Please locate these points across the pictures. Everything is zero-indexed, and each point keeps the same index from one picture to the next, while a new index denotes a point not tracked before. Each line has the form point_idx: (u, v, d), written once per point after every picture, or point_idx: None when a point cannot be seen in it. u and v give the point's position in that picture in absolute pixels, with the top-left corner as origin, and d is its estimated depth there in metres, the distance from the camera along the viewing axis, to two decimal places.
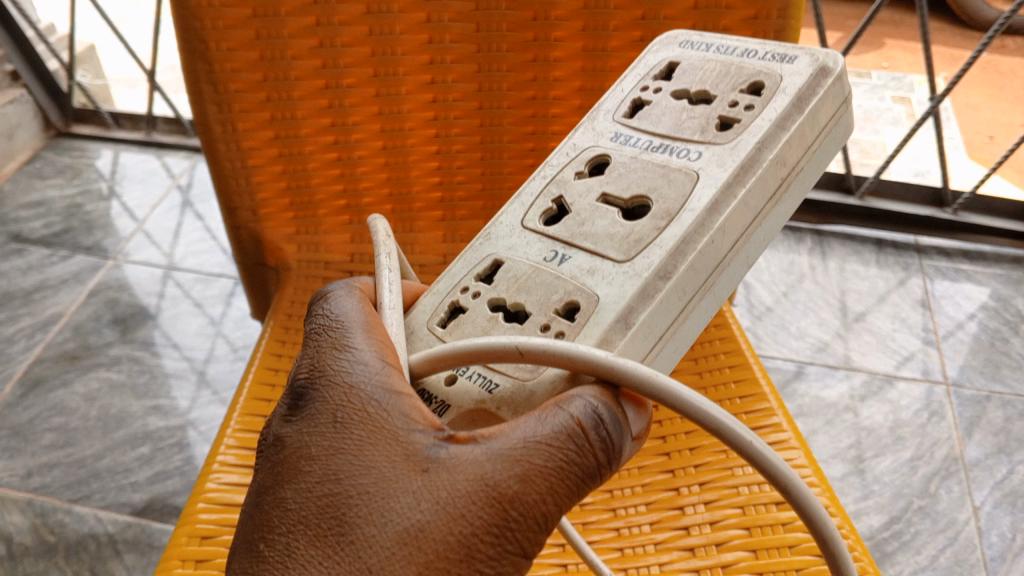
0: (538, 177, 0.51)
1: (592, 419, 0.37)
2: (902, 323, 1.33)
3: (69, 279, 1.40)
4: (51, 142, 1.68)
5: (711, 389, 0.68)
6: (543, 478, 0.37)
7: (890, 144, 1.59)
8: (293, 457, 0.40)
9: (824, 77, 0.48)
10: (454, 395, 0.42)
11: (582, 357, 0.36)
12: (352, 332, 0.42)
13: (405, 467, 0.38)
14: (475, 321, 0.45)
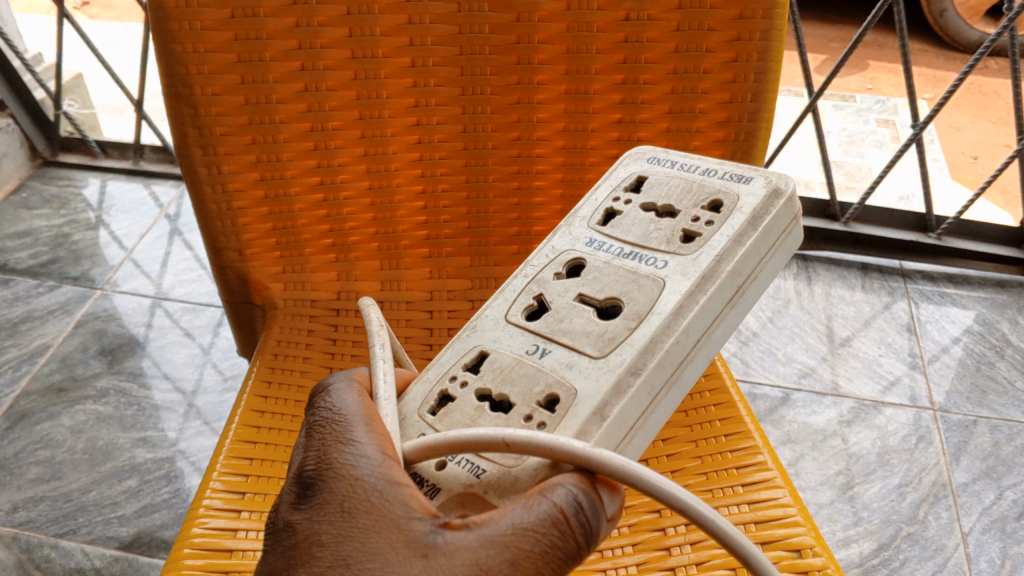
0: (519, 277, 0.51)
1: (574, 506, 0.38)
2: (888, 348, 1.33)
3: (56, 310, 1.39)
4: (38, 171, 1.67)
5: (696, 428, 0.68)
6: (532, 562, 0.37)
7: (875, 167, 1.57)
8: (300, 547, 0.39)
9: (777, 198, 0.50)
10: (444, 478, 0.42)
11: (564, 448, 0.37)
12: (353, 422, 0.42)
13: (407, 554, 0.37)
14: (463, 409, 0.45)
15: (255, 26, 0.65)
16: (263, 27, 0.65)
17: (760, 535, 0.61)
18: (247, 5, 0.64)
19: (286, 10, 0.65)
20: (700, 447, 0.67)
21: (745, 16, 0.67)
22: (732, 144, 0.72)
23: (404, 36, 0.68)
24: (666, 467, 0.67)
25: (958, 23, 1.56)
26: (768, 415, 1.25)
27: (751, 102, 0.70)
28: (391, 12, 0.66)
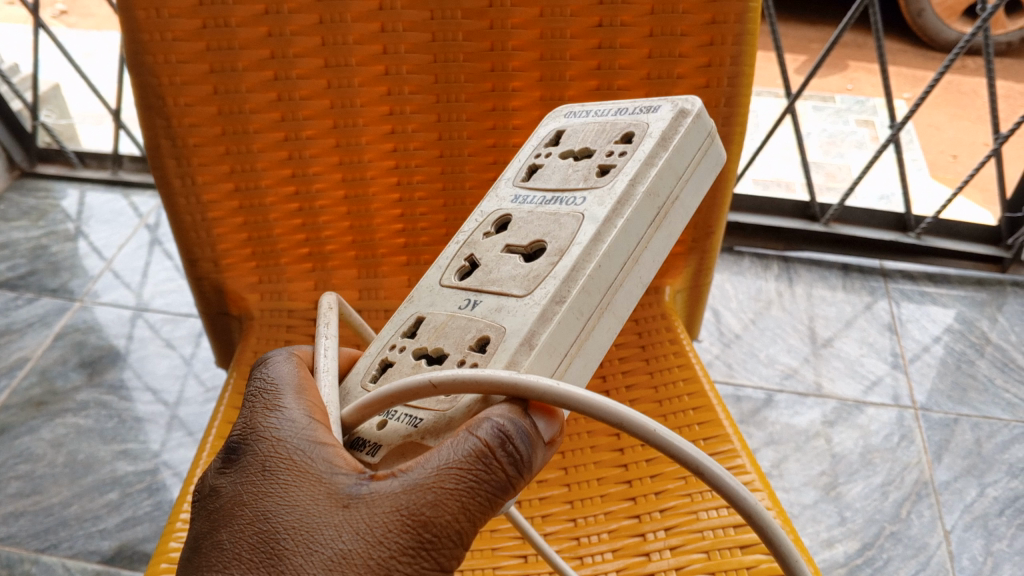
0: (453, 243, 0.53)
1: (498, 439, 0.40)
2: (869, 347, 1.34)
3: (35, 322, 1.38)
4: (16, 182, 1.66)
5: (675, 431, 0.69)
6: (454, 500, 0.39)
7: (855, 168, 1.60)
8: (228, 506, 0.42)
9: (684, 117, 0.51)
10: (385, 435, 0.45)
11: (487, 378, 0.38)
12: (283, 393, 0.46)
13: (329, 504, 0.40)
14: (402, 370, 0.47)
15: (226, 35, 0.65)
16: (235, 37, 0.65)
17: (740, 539, 0.61)
18: (219, 15, 0.64)
19: (258, 20, 0.65)
20: None
21: (717, 21, 0.67)
22: None
23: (377, 44, 0.68)
24: (646, 472, 0.67)
25: (935, 22, 1.57)
26: (751, 417, 1.25)
27: (726, 107, 0.70)
28: (364, 21, 0.66)
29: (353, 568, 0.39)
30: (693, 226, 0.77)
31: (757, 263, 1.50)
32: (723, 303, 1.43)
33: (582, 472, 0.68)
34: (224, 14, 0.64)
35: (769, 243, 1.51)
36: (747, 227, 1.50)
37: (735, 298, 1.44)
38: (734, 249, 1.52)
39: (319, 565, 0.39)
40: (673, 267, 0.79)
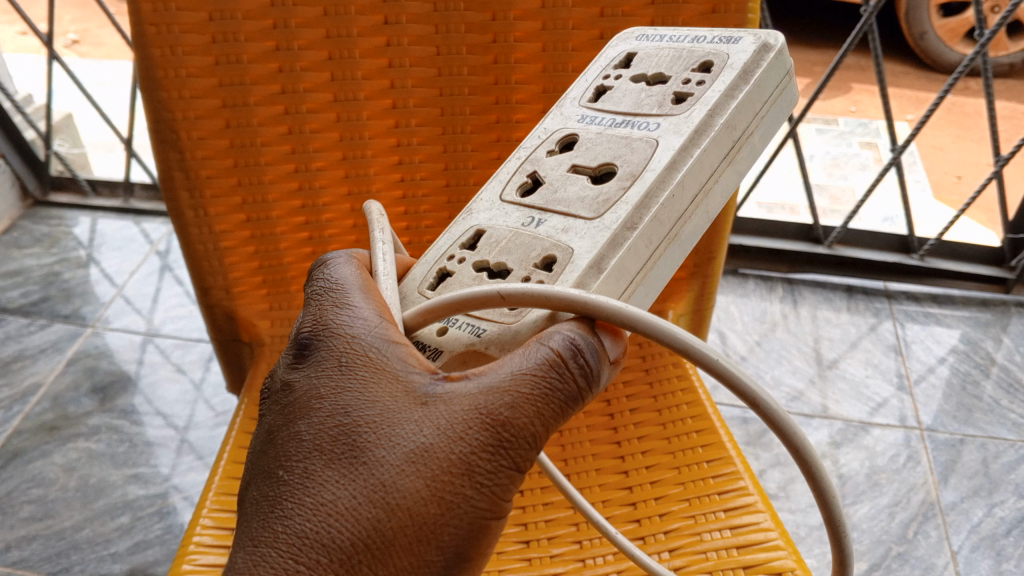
0: (515, 158, 0.55)
1: (570, 350, 0.41)
2: (874, 368, 1.35)
3: (47, 348, 1.40)
4: (28, 211, 1.68)
5: (680, 454, 0.70)
6: (531, 404, 0.41)
7: (859, 189, 1.62)
8: (302, 401, 0.44)
9: (767, 51, 0.52)
10: (446, 342, 0.46)
11: (557, 296, 0.40)
12: (350, 292, 0.46)
13: (406, 401, 0.42)
14: (462, 281, 0.48)
15: (238, 71, 0.67)
16: (247, 73, 0.67)
17: (743, 560, 0.61)
18: (231, 52, 0.66)
19: (269, 56, 0.66)
20: (682, 473, 0.68)
21: None
22: None
23: (385, 78, 0.69)
24: (650, 494, 0.68)
25: (936, 44, 1.59)
26: (757, 439, 1.26)
27: None
28: (371, 56, 0.68)
29: (434, 463, 0.40)
30: (695, 251, 0.78)
31: (762, 285, 1.51)
32: (728, 325, 1.43)
33: (588, 494, 0.69)
34: (235, 52, 0.66)
35: (773, 265, 1.52)
36: (750, 250, 1.51)
37: (739, 319, 1.44)
38: (738, 272, 1.53)
39: (401, 458, 0.41)
40: (675, 292, 0.81)
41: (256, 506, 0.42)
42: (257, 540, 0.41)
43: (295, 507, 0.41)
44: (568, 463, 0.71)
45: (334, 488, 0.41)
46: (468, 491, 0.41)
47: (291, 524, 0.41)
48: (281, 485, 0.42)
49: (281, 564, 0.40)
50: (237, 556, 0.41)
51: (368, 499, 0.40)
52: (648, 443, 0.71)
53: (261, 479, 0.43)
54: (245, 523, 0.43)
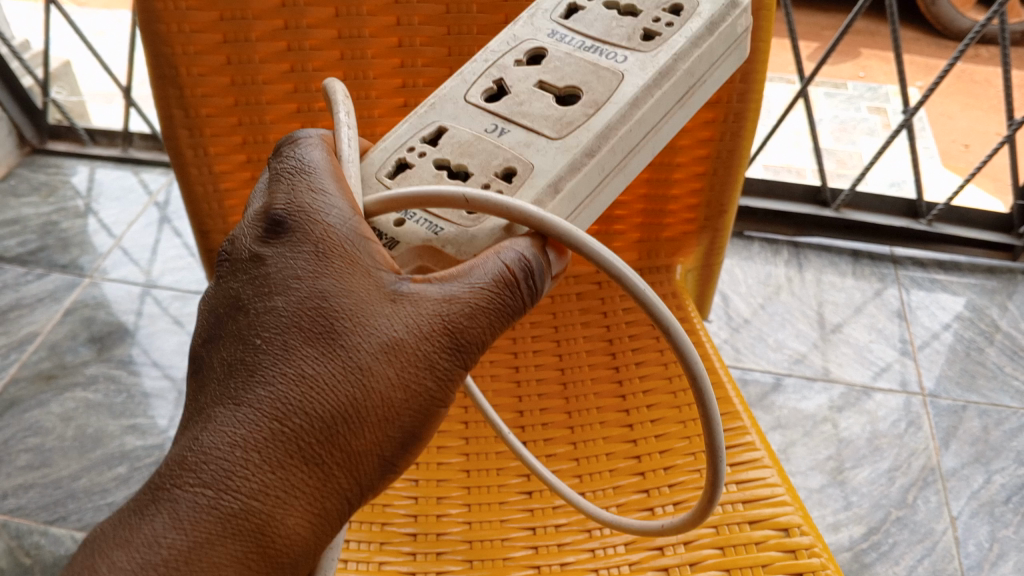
0: (478, 60, 0.53)
1: (521, 266, 0.42)
2: (879, 333, 1.34)
3: (45, 297, 1.39)
4: (26, 159, 1.66)
5: (685, 408, 0.69)
6: (485, 314, 0.42)
7: (866, 154, 1.60)
8: (273, 275, 0.43)
9: (734, 7, 0.53)
10: (402, 234, 0.46)
11: (518, 210, 0.40)
12: (321, 177, 0.44)
13: (378, 293, 0.42)
14: (422, 176, 0.47)
15: (240, 6, 0.64)
16: (248, 7, 0.64)
17: (749, 515, 0.61)
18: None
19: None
20: (688, 428, 0.67)
21: None
22: (721, 126, 0.69)
23: (391, 15, 0.67)
24: (654, 446, 0.67)
25: (948, 10, 1.56)
26: (759, 401, 1.25)
27: (741, 81, 0.67)
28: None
29: (405, 355, 0.41)
30: (706, 204, 0.75)
31: (767, 248, 1.49)
32: (732, 287, 1.42)
33: (591, 446, 0.68)
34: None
35: (779, 228, 1.49)
36: (756, 212, 1.48)
37: (743, 282, 1.43)
38: (743, 234, 1.51)
39: (373, 347, 0.41)
40: (684, 246, 0.78)
41: (227, 372, 0.42)
42: (233, 402, 0.41)
43: (271, 377, 0.41)
44: (571, 416, 0.70)
45: (310, 368, 0.41)
46: (432, 382, 0.42)
47: (269, 392, 0.41)
48: (253, 357, 0.42)
49: (262, 430, 0.40)
50: (207, 415, 0.42)
51: (342, 379, 0.41)
52: (654, 397, 0.70)
53: (229, 343, 0.43)
54: (213, 385, 0.42)
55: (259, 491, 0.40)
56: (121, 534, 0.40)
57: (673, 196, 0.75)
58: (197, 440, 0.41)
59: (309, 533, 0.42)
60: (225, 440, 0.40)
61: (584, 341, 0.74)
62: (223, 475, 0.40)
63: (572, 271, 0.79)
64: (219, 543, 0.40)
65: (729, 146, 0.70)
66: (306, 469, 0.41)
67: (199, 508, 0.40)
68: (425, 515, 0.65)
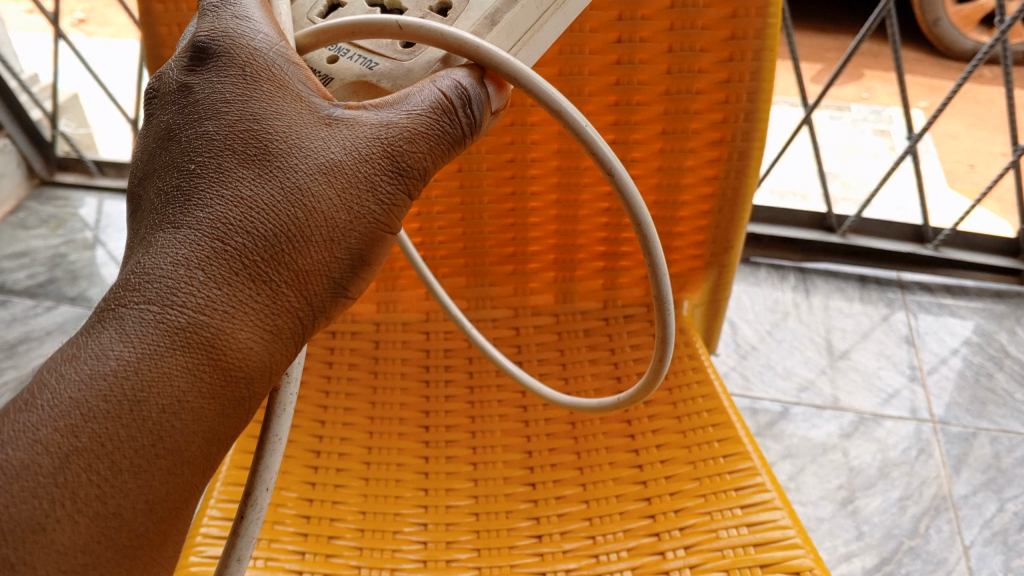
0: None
1: (457, 93, 0.40)
2: (887, 360, 1.33)
3: (54, 330, 1.39)
4: (35, 190, 1.67)
5: (694, 449, 0.68)
6: (425, 140, 0.40)
7: (871, 179, 1.61)
8: (201, 100, 0.40)
9: None
10: (336, 71, 0.44)
11: (453, 38, 0.37)
12: (244, 5, 0.42)
13: (312, 118, 0.40)
14: (353, 11, 0.46)
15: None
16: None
17: (761, 559, 0.61)
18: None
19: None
20: (698, 468, 0.67)
21: (737, 37, 0.64)
22: (726, 164, 0.70)
23: None
24: (665, 488, 0.67)
25: (950, 30, 1.57)
26: (767, 429, 1.24)
27: (744, 122, 0.68)
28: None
29: (348, 176, 0.39)
30: (712, 241, 0.75)
31: (774, 273, 1.49)
32: (739, 314, 1.41)
33: (601, 488, 0.68)
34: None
35: (785, 254, 1.49)
36: (762, 239, 1.48)
37: (751, 309, 1.42)
38: (749, 260, 1.51)
39: (313, 168, 0.39)
40: (691, 283, 0.78)
41: (161, 197, 0.39)
42: (172, 225, 0.38)
43: (210, 198, 0.39)
44: (580, 456, 0.70)
45: (249, 188, 0.39)
46: (375, 205, 0.40)
47: (211, 212, 0.38)
48: (187, 180, 0.39)
49: (205, 248, 0.38)
50: (146, 241, 0.39)
51: (285, 200, 0.39)
52: (664, 437, 0.69)
53: (163, 172, 0.40)
54: (147, 212, 0.39)
55: (206, 307, 0.38)
56: (57, 360, 0.36)
57: (679, 232, 0.75)
58: (139, 262, 0.38)
59: (261, 354, 0.39)
60: (167, 258, 0.37)
61: (592, 378, 0.74)
62: (168, 291, 0.37)
63: (578, 307, 0.79)
64: (167, 362, 0.37)
65: (734, 184, 0.71)
66: (254, 287, 0.39)
67: (144, 324, 0.37)
68: (435, 560, 0.65)
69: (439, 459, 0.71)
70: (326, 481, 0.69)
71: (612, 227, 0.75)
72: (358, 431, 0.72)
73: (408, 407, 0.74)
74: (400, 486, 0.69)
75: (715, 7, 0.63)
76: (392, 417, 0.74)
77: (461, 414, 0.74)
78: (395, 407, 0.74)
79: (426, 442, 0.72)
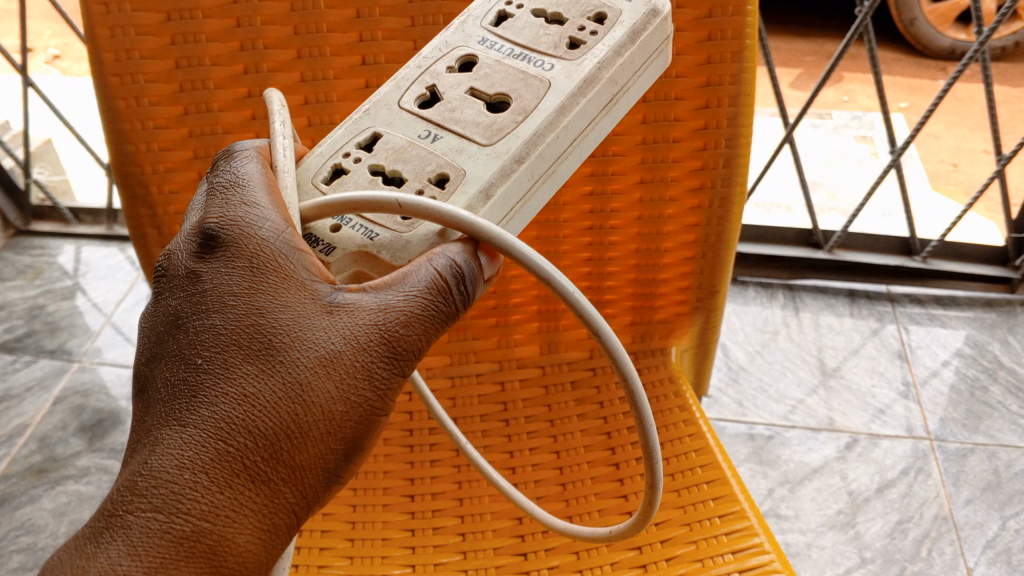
0: (411, 66, 0.50)
1: (454, 273, 0.41)
2: (880, 377, 1.32)
3: (33, 386, 1.36)
4: (10, 241, 1.61)
5: (689, 509, 0.66)
6: (422, 323, 0.41)
7: (859, 187, 1.57)
8: (209, 292, 0.42)
9: (655, 16, 0.50)
10: (339, 240, 0.43)
11: (452, 216, 0.38)
12: (255, 189, 0.43)
13: (314, 304, 0.41)
14: (357, 182, 0.45)
15: (204, 98, 0.65)
16: (206, 53, 0.64)
17: None
18: (196, 77, 0.64)
19: (237, 79, 0.65)
20: (694, 530, 0.64)
21: (712, 83, 0.63)
22: (708, 211, 0.69)
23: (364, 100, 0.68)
24: (660, 554, 0.64)
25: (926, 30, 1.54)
26: (762, 455, 1.23)
27: (725, 167, 0.66)
28: (340, 30, 0.65)
29: (345, 368, 0.41)
30: (697, 286, 0.73)
31: (763, 292, 1.47)
32: (729, 336, 1.40)
33: (595, 556, 0.65)
34: (192, 29, 0.63)
35: (773, 272, 1.48)
36: (748, 257, 1.46)
37: (741, 330, 1.40)
38: (737, 279, 1.48)
39: (313, 361, 0.40)
40: (679, 328, 0.76)
41: (170, 393, 0.41)
42: (177, 426, 0.40)
43: (214, 398, 0.40)
44: (570, 504, 0.68)
45: (251, 387, 0.40)
46: (370, 393, 0.41)
47: (214, 414, 0.40)
48: (193, 379, 0.41)
49: (209, 451, 0.40)
50: (152, 439, 0.40)
51: (284, 397, 0.40)
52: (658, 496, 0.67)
53: (172, 364, 0.42)
54: (157, 407, 0.41)
55: (209, 512, 0.40)
56: (72, 559, 0.39)
57: (663, 278, 0.73)
58: (146, 464, 0.40)
59: (261, 552, 0.41)
60: (173, 463, 0.39)
61: (581, 435, 0.72)
62: (174, 498, 0.39)
63: (564, 357, 0.77)
64: (174, 567, 0.39)
65: (717, 230, 0.69)
66: (254, 487, 0.40)
67: (151, 535, 0.39)
68: None
69: (425, 531, 0.69)
70: (310, 561, 0.66)
71: (595, 276, 0.74)
72: (340, 505, 0.70)
73: (392, 475, 0.72)
74: (387, 561, 0.67)
75: (689, 54, 0.62)
76: (376, 487, 0.71)
77: (447, 479, 0.72)
78: (379, 476, 0.72)
79: (412, 513, 0.70)
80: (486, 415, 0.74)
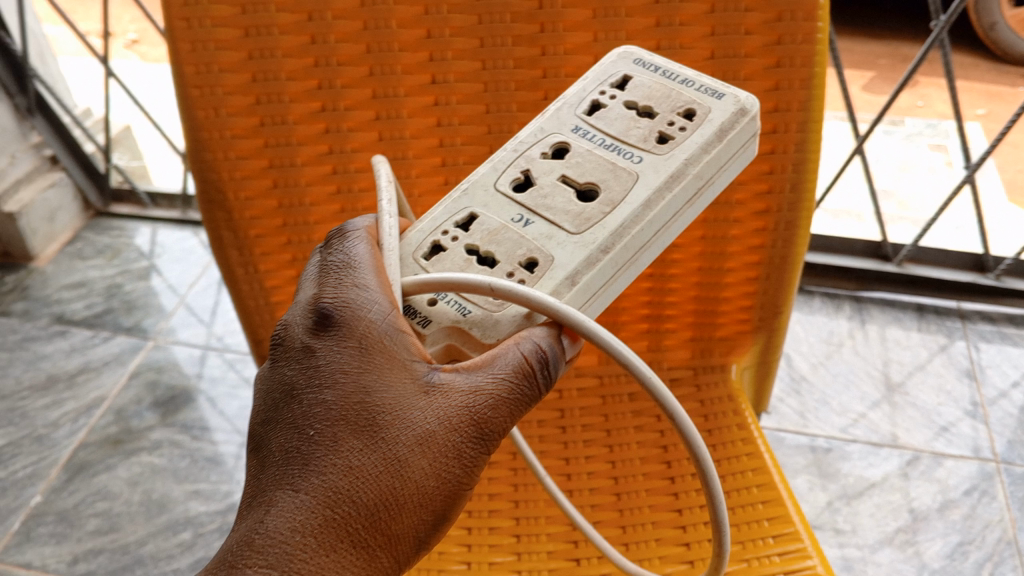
0: (507, 150, 0.54)
1: (540, 358, 0.44)
2: (947, 396, 1.29)
3: (111, 361, 1.42)
4: (91, 221, 1.69)
5: (743, 527, 0.66)
6: (510, 407, 0.44)
7: (932, 202, 1.42)
8: (320, 367, 0.45)
9: (742, 116, 0.52)
10: (434, 314, 0.47)
11: (538, 300, 0.41)
12: (364, 271, 0.46)
13: (413, 386, 0.44)
14: (453, 261, 0.48)
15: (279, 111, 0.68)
16: (281, 68, 0.66)
17: None
18: (272, 91, 0.67)
19: (311, 95, 0.68)
20: (747, 548, 0.64)
21: (780, 109, 0.65)
22: (772, 234, 0.70)
23: (431, 117, 0.70)
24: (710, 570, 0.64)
25: None
26: (822, 469, 1.21)
27: (790, 193, 0.68)
28: (412, 51, 0.67)
29: (440, 446, 0.44)
30: (760, 306, 0.74)
31: (829, 303, 1.46)
32: (793, 346, 1.38)
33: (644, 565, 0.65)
34: (268, 46, 0.65)
35: (840, 283, 1.47)
36: (815, 266, 1.46)
37: (806, 340, 1.39)
38: (804, 289, 1.48)
39: (412, 440, 0.44)
40: (739, 346, 0.77)
41: (282, 460, 0.44)
42: (291, 490, 0.43)
43: (324, 466, 0.43)
44: (623, 514, 0.69)
45: (357, 459, 0.43)
46: (459, 471, 0.44)
47: (325, 482, 0.43)
48: (305, 449, 0.44)
49: (318, 515, 0.42)
50: (265, 501, 0.43)
51: (386, 471, 0.43)
52: None
53: (285, 432, 0.45)
54: (269, 471, 0.44)
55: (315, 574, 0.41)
56: None
57: (725, 297, 0.75)
58: (262, 523, 0.42)
59: None
60: (285, 524, 0.42)
61: (637, 446, 0.73)
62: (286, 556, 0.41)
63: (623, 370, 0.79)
64: None
65: (782, 253, 0.71)
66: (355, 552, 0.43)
67: None
68: None
69: (482, 530, 0.70)
70: None
71: (656, 293, 0.75)
72: None
73: None
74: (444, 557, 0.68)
75: (757, 79, 0.65)
76: None
77: (504, 481, 0.74)
78: None
79: (469, 511, 0.72)
80: (543, 421, 0.76)
